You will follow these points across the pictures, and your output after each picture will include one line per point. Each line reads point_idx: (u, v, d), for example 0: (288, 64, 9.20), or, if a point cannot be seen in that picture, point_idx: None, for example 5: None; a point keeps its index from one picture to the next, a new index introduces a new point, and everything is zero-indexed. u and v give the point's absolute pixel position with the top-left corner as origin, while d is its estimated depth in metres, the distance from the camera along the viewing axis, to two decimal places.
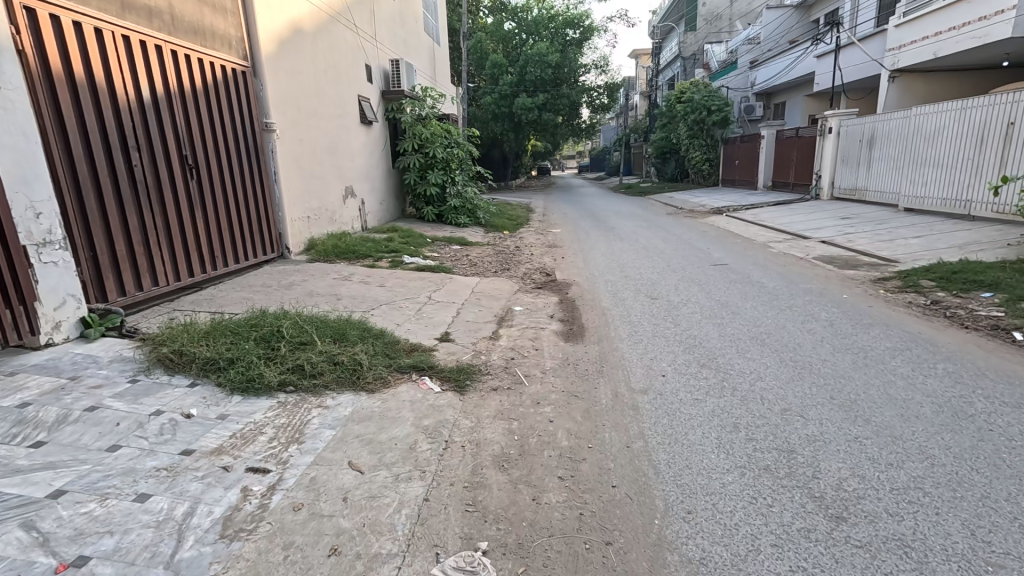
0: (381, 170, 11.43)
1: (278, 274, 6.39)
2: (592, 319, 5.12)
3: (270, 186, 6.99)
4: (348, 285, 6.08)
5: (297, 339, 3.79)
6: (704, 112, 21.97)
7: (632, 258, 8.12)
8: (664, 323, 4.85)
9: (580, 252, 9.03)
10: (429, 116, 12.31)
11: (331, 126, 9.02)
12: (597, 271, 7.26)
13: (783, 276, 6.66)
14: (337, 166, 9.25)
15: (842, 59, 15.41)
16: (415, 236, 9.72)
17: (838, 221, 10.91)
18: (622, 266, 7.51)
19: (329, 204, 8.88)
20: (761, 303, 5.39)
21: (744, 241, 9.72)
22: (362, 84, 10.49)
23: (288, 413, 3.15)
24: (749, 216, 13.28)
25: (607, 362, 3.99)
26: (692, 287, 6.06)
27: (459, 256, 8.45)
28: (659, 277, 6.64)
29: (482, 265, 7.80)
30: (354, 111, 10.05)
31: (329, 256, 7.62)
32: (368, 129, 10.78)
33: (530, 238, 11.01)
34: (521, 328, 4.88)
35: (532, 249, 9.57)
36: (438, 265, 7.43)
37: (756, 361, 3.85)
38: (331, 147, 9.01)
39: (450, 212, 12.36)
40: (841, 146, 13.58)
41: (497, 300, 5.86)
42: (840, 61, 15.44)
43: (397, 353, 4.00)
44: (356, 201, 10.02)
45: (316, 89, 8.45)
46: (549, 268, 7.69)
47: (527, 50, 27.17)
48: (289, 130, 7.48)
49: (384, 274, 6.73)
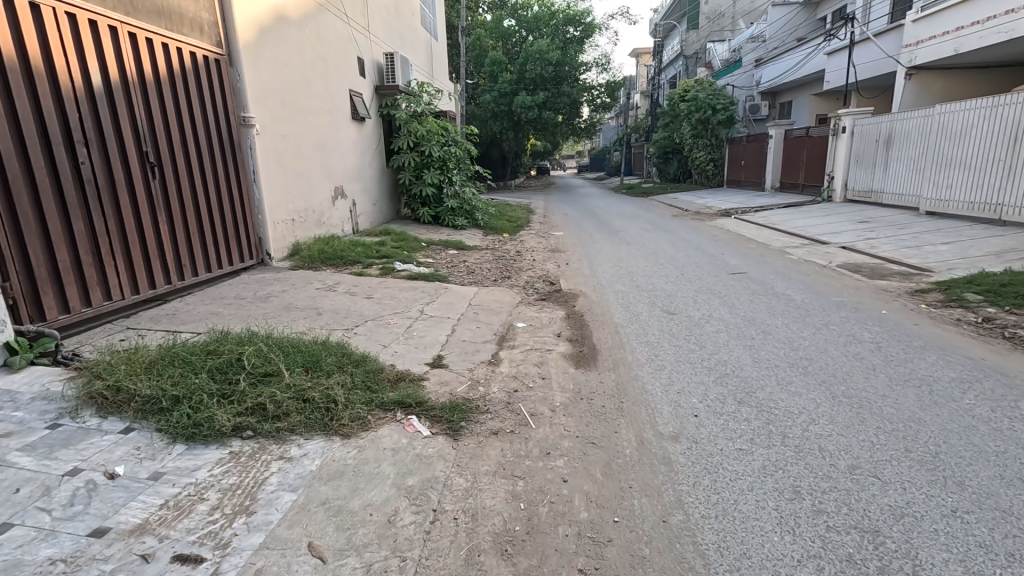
0: (373, 169, 10.83)
1: (254, 284, 5.79)
2: (604, 338, 4.53)
3: (248, 186, 6.38)
4: (332, 297, 5.48)
5: (259, 370, 3.17)
6: (708, 111, 21.39)
7: (642, 265, 7.54)
8: (687, 345, 4.26)
9: (585, 258, 8.43)
10: (425, 112, 11.59)
11: (319, 122, 8.43)
12: (605, 280, 6.68)
13: (810, 286, 6.08)
14: (326, 165, 8.68)
15: (854, 56, 14.84)
16: (409, 240, 9.12)
17: (856, 225, 10.34)
18: (632, 274, 6.92)
19: (317, 205, 8.30)
20: (793, 320, 4.81)
21: (759, 246, 9.14)
22: (353, 79, 9.91)
23: (240, 469, 2.55)
24: (760, 219, 12.71)
25: (626, 395, 3.40)
26: (712, 301, 5.47)
27: (455, 262, 7.86)
28: (674, 288, 6.05)
29: (480, 272, 7.21)
30: (344, 106, 9.45)
31: (314, 262, 7.03)
32: (360, 126, 10.20)
33: (530, 242, 10.43)
34: (524, 350, 4.29)
35: (533, 254, 8.98)
36: (432, 273, 6.84)
37: (802, 397, 3.27)
38: (319, 144, 8.43)
39: (447, 214, 11.80)
40: (855, 146, 13.01)
41: (497, 314, 5.27)
42: (853, 58, 14.87)
43: (378, 384, 3.41)
44: (346, 202, 9.45)
45: (302, 83, 7.85)
46: (553, 277, 7.10)
47: (527, 47, 26.59)
48: (271, 126, 6.88)
49: (372, 284, 6.14)
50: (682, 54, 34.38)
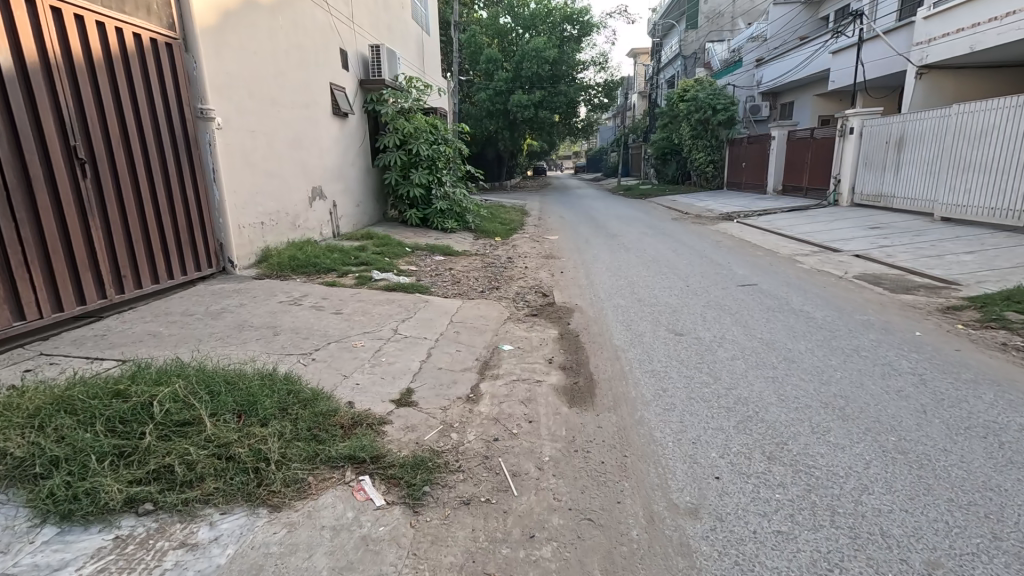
0: (356, 168, 10.19)
1: (209, 296, 5.15)
2: (603, 366, 3.92)
3: (207, 186, 5.72)
4: (294, 314, 4.85)
5: (174, 419, 2.54)
6: (709, 111, 20.84)
7: (643, 275, 6.95)
8: (698, 375, 3.66)
9: (581, 266, 7.82)
10: (414, 108, 10.94)
11: (295, 117, 7.79)
12: (603, 292, 6.08)
13: (829, 302, 5.51)
14: (303, 164, 8.05)
15: (862, 54, 14.30)
16: (392, 244, 8.49)
17: (868, 231, 9.78)
18: (632, 285, 6.33)
19: (292, 206, 7.66)
20: (817, 345, 4.21)
21: (767, 254, 8.57)
22: (335, 72, 9.28)
23: (119, 567, 1.92)
24: (764, 223, 12.14)
25: (629, 447, 2.79)
26: (723, 319, 4.88)
27: (440, 270, 7.23)
28: (679, 303, 5.46)
29: (466, 282, 6.59)
30: (323, 101, 8.82)
31: (283, 270, 6.39)
32: (342, 122, 9.57)
33: (524, 247, 9.83)
34: (510, 380, 3.68)
35: (526, 261, 8.36)
36: (413, 283, 6.21)
37: (846, 451, 2.66)
38: (295, 141, 7.79)
39: (436, 216, 11.16)
40: (863, 148, 12.46)
41: (481, 333, 4.66)
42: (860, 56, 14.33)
43: (327, 432, 2.78)
44: (326, 204, 8.80)
45: (274, 72, 7.20)
46: (546, 288, 6.49)
47: (523, 45, 25.94)
48: (235, 119, 6.22)
49: (345, 296, 5.52)
50: (681, 54, 33.74)
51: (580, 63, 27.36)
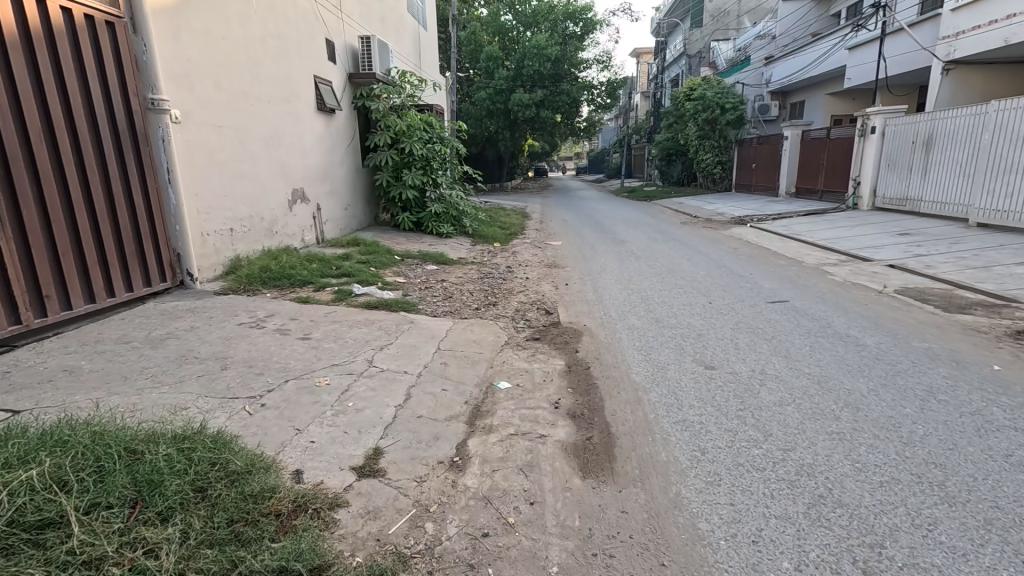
0: (343, 168, 9.45)
1: (157, 317, 4.40)
2: (622, 414, 3.17)
3: (162, 189, 4.98)
4: (254, 340, 4.10)
5: (27, 522, 1.79)
6: (717, 110, 20.10)
7: (657, 288, 6.21)
8: (742, 430, 2.91)
9: (587, 277, 7.06)
10: (406, 104, 10.23)
11: (272, 111, 7.08)
12: (615, 311, 5.34)
13: (876, 324, 4.77)
14: (281, 164, 7.32)
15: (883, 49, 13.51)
16: (380, 252, 7.75)
17: (898, 238, 9.02)
18: (646, 302, 5.58)
19: (268, 210, 6.94)
20: (881, 384, 3.45)
21: (790, 263, 7.83)
22: (320, 65, 8.56)
23: None
24: (781, 229, 11.38)
25: (667, 550, 2.05)
26: (759, 349, 4.13)
27: (431, 282, 6.48)
28: (703, 327, 4.71)
29: (460, 297, 5.84)
30: (306, 95, 8.10)
31: (252, 283, 5.65)
32: (328, 119, 8.84)
33: (524, 254, 9.10)
34: (506, 434, 2.93)
35: (526, 271, 7.61)
36: (398, 299, 5.47)
37: (971, 564, 1.91)
38: (272, 139, 7.07)
39: (431, 220, 10.43)
40: (887, 148, 11.72)
41: (473, 365, 3.90)
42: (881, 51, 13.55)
43: (254, 528, 2.04)
44: (308, 207, 8.06)
45: (246, 60, 6.45)
46: (549, 304, 5.75)
47: (525, 42, 25.19)
48: (196, 111, 5.48)
49: (317, 316, 4.77)
50: (685, 52, 32.93)
51: (582, 61, 26.62)
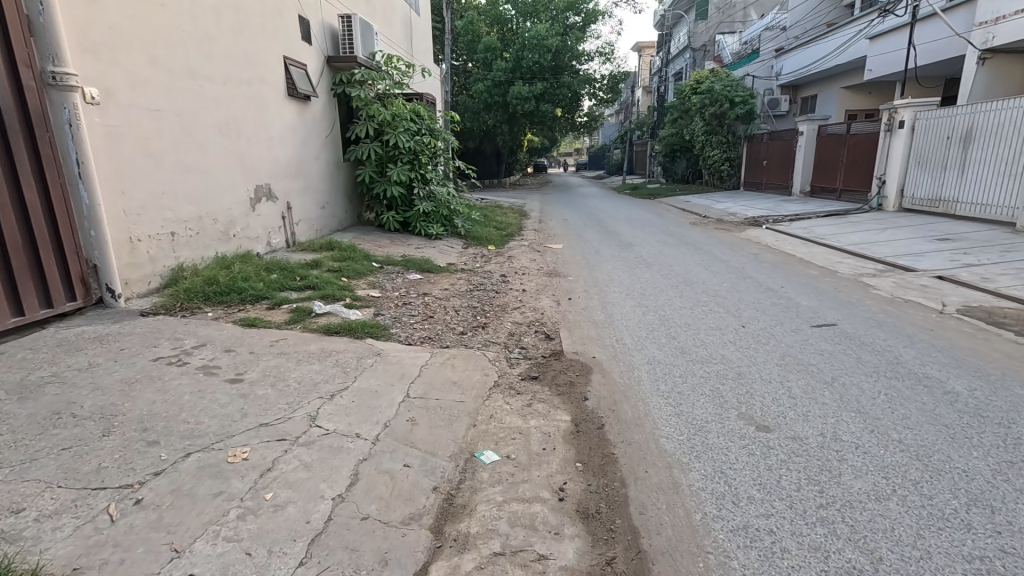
0: (319, 162, 8.48)
1: (48, 350, 3.44)
2: (655, 514, 2.23)
3: (71, 185, 4.00)
4: (165, 385, 3.14)
5: None
6: (726, 104, 19.13)
7: (676, 306, 5.29)
8: (837, 552, 1.98)
9: (594, 289, 6.14)
10: (392, 92, 9.23)
11: (230, 95, 6.12)
12: (629, 338, 4.41)
13: (957, 360, 3.83)
14: (241, 156, 6.36)
15: (914, 36, 12.51)
16: (356, 258, 6.79)
17: (937, 245, 8.10)
18: (667, 326, 4.66)
19: (224, 210, 5.98)
20: (1007, 463, 2.52)
21: (822, 273, 6.91)
22: (291, 44, 7.56)
23: None
24: (802, 231, 10.45)
25: None
26: (824, 399, 3.19)
27: (412, 296, 5.53)
28: (742, 364, 3.77)
29: (442, 317, 4.90)
30: (274, 78, 7.11)
31: (193, 299, 4.69)
32: (301, 107, 7.87)
33: (522, 260, 8.18)
34: (489, 556, 2.00)
35: (523, 281, 6.66)
36: (367, 321, 4.52)
37: None
38: (229, 127, 6.10)
39: (418, 220, 9.48)
40: (917, 144, 10.84)
41: (449, 423, 2.95)
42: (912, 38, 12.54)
43: None
44: (276, 205, 7.09)
45: (193, 32, 5.46)
46: (548, 327, 4.82)
47: (525, 32, 24.14)
48: (120, 90, 4.50)
49: (261, 346, 3.83)
50: (690, 46, 31.87)
51: (585, 53, 25.53)
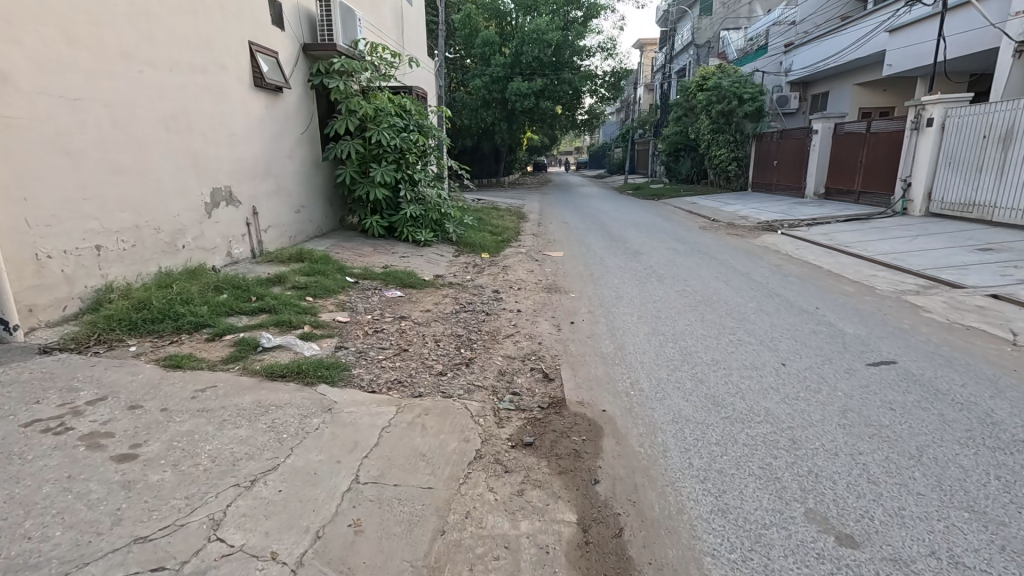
0: (294, 161, 7.65)
1: None
2: None
3: None
4: (22, 468, 2.30)
5: None
6: (734, 101, 18.27)
7: (698, 335, 4.47)
8: None
9: (599, 310, 5.32)
10: (376, 84, 8.39)
11: (178, 83, 5.27)
12: (646, 382, 3.59)
13: None
14: (194, 155, 5.52)
15: (944, 27, 11.64)
16: (327, 271, 5.96)
17: (980, 257, 7.28)
18: (690, 364, 3.83)
19: (170, 218, 5.14)
20: None
21: (858, 290, 6.08)
22: (259, 28, 6.72)
23: None
24: (823, 238, 9.63)
25: None
26: (919, 489, 2.36)
27: (386, 321, 4.69)
28: (797, 425, 2.95)
29: (419, 350, 4.06)
30: (237, 66, 6.27)
31: (115, 328, 3.87)
32: (270, 100, 7.01)
33: (518, 271, 7.36)
34: None
35: (519, 299, 5.84)
36: (325, 359, 3.68)
37: None
38: (179, 120, 5.28)
39: (405, 225, 8.65)
40: (947, 143, 10.03)
41: (407, 530, 2.13)
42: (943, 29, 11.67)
43: None
44: (239, 211, 6.26)
45: (128, 6, 4.62)
46: (545, 364, 3.98)
47: (524, 26, 23.28)
48: (20, 72, 3.68)
49: (180, 399, 2.99)
50: (694, 42, 31.02)
51: (586, 48, 24.62)
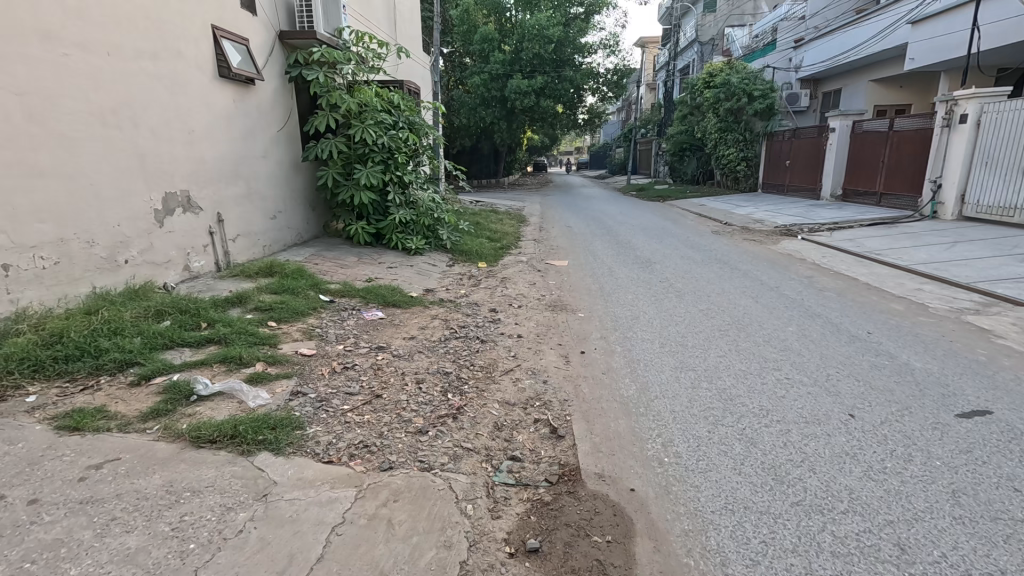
0: (269, 161, 6.87)
1: None
2: None
3: None
4: None
5: None
6: (743, 98, 17.53)
7: (737, 372, 3.69)
8: None
9: (613, 335, 4.54)
10: (362, 77, 7.61)
11: (120, 70, 4.49)
12: (683, 444, 2.82)
13: None
14: (142, 155, 4.74)
15: (979, 15, 10.84)
16: (299, 288, 5.18)
17: None
18: (735, 417, 3.06)
19: (108, 228, 4.36)
20: None
21: (909, 309, 5.30)
22: (224, 10, 5.93)
23: None
24: (850, 244, 8.85)
25: None
26: None
27: (359, 354, 3.91)
28: (901, 522, 2.16)
29: (396, 396, 3.28)
30: (197, 52, 5.48)
31: (14, 371, 3.08)
32: (239, 93, 6.23)
33: (518, 284, 6.58)
34: None
35: (520, 320, 5.06)
36: (274, 413, 2.89)
37: None
38: (120, 113, 4.50)
39: (394, 231, 7.88)
40: (983, 142, 9.26)
41: None
42: (978, 18, 10.86)
43: None
44: (199, 218, 5.47)
45: None
46: (551, 414, 3.20)
47: (524, 22, 22.51)
48: None
49: (62, 486, 2.21)
50: (698, 40, 30.35)
51: (588, 45, 23.86)
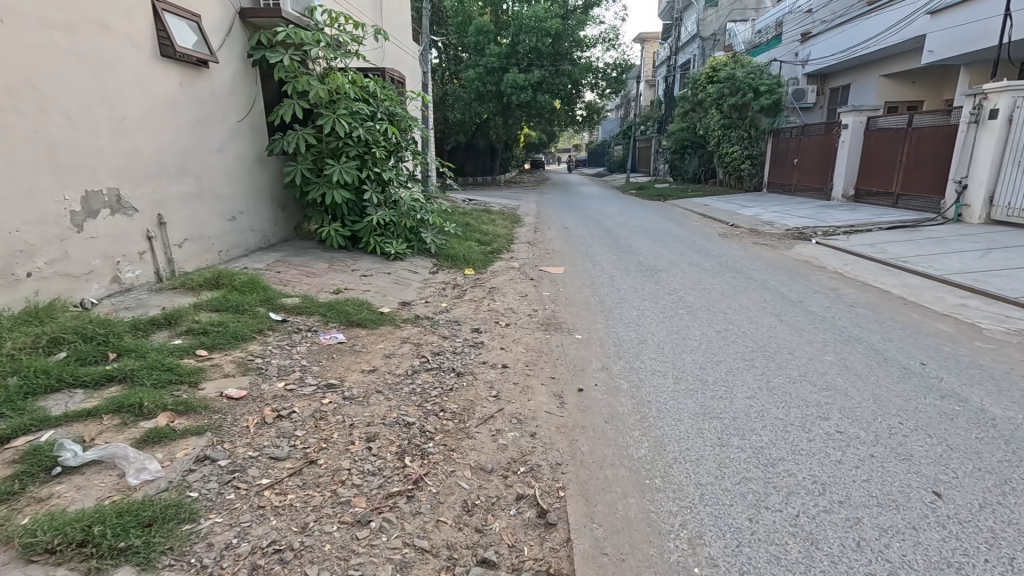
0: (225, 154, 6.05)
1: None
2: None
3: None
4: None
5: None
6: (749, 93, 16.73)
7: (775, 424, 2.91)
8: None
9: (615, 366, 3.77)
10: (335, 62, 6.82)
11: (20, 41, 3.69)
12: (719, 546, 2.04)
13: None
14: (52, 145, 3.94)
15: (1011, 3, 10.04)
16: (247, 305, 4.39)
17: None
18: (784, 497, 2.30)
19: (2, 235, 3.58)
20: None
21: (960, 331, 4.54)
22: None
23: None
24: (872, 250, 8.11)
25: None
26: None
27: (301, 396, 3.11)
28: None
29: (336, 461, 2.50)
30: (130, 25, 4.67)
31: None
32: (187, 76, 5.42)
33: (507, 296, 5.80)
34: None
35: (505, 343, 4.27)
36: (160, 498, 2.10)
37: None
38: (20, 93, 3.69)
39: (371, 234, 7.10)
40: (1015, 138, 8.52)
41: None
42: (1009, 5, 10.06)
43: None
44: (132, 221, 4.67)
45: None
46: (537, 489, 2.42)
47: (521, 14, 21.63)
48: None
49: None
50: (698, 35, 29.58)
51: (587, 38, 23.03)
